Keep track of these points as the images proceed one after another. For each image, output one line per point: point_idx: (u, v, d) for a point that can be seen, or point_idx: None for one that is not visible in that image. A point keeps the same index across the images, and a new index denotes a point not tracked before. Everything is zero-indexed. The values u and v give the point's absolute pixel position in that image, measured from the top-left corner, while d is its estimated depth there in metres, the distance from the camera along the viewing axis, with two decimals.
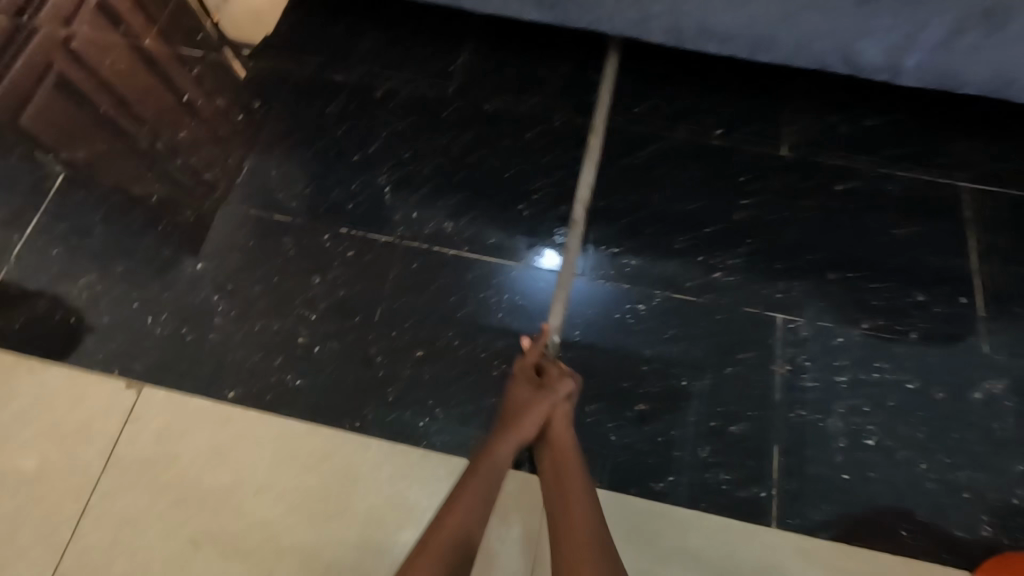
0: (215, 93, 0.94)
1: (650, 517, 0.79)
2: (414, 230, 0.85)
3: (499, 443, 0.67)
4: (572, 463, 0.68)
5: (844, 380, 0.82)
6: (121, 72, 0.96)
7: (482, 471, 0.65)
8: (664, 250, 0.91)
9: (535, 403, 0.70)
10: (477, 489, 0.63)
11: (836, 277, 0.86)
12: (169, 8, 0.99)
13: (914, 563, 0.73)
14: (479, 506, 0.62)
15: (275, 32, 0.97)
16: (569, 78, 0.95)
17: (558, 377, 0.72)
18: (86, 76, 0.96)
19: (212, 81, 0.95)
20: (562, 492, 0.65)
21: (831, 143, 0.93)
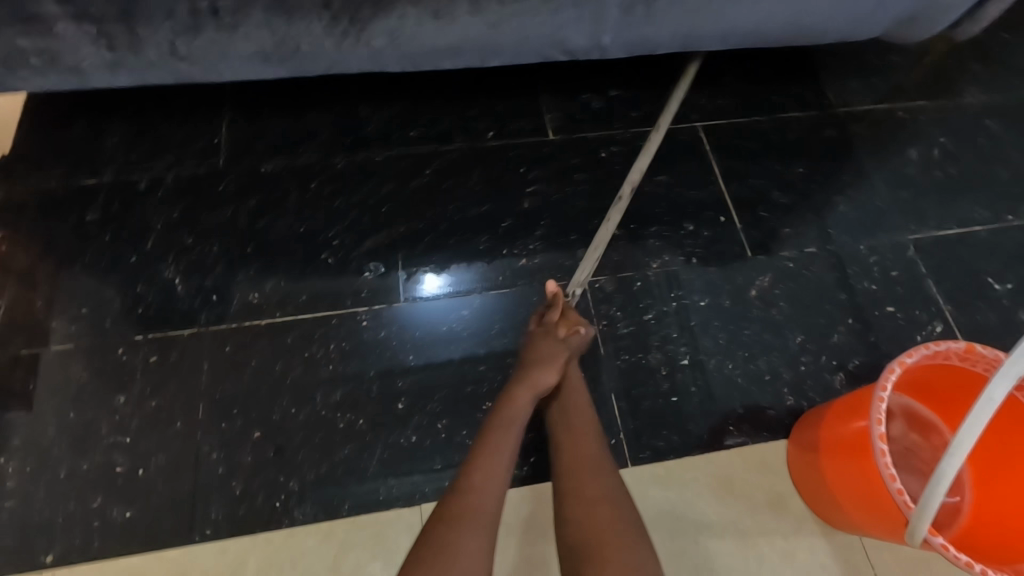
0: None
1: (522, 504, 0.81)
2: (220, 312, 0.89)
3: (525, 387, 0.73)
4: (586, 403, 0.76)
5: (651, 316, 0.93)
6: None
7: (506, 414, 0.71)
8: (472, 253, 0.96)
9: (559, 353, 0.77)
10: (506, 427, 0.69)
11: (622, 232, 1.00)
12: None
13: (745, 450, 0.85)
14: (509, 445, 0.68)
15: (18, 166, 0.97)
16: (346, 129, 1.03)
17: (575, 330, 0.81)
18: None
19: None
20: (581, 427, 0.73)
21: (587, 119, 1.08)
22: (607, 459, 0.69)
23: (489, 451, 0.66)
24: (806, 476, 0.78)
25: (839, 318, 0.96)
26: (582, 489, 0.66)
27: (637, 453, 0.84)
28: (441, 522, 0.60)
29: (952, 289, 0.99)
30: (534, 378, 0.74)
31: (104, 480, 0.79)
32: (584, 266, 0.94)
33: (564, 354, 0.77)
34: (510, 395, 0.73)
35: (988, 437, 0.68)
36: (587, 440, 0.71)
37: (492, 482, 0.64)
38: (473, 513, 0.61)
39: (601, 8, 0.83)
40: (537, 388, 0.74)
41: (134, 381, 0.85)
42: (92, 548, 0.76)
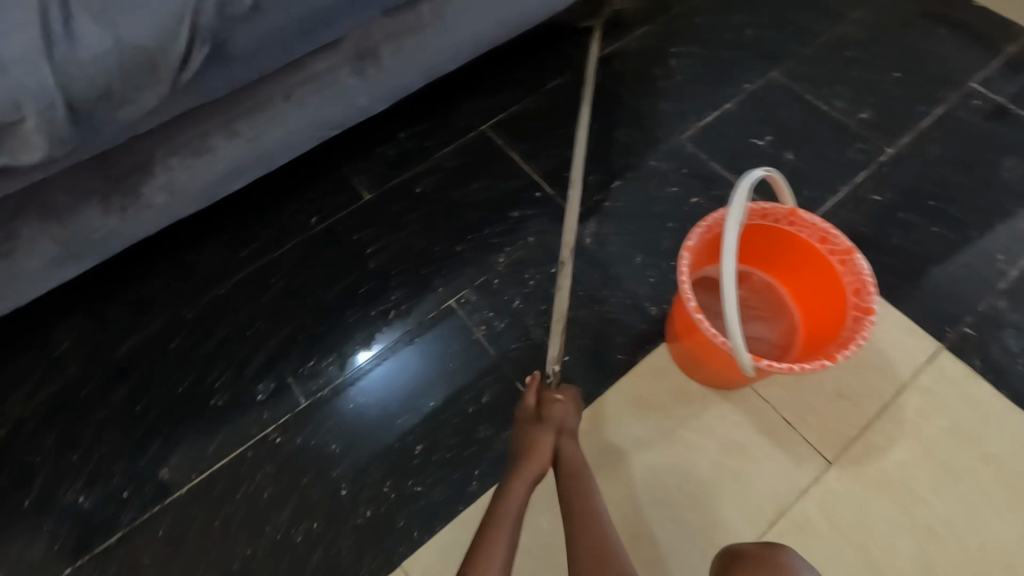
0: None
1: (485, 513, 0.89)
2: (138, 504, 0.90)
3: (524, 479, 0.78)
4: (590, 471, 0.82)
5: (519, 302, 1.04)
6: None
7: (507, 508, 0.75)
8: (347, 329, 1.03)
9: (543, 434, 0.82)
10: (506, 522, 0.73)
11: (463, 245, 1.10)
12: None
13: (638, 367, 0.97)
14: (507, 537, 0.72)
15: None
16: (179, 281, 1.06)
17: (561, 403, 0.86)
18: None
19: None
20: (588, 499, 0.77)
21: (390, 167, 1.17)
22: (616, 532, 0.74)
23: (489, 545, 0.71)
24: (692, 368, 0.92)
25: (661, 225, 1.11)
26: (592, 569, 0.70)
27: None
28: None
29: (732, 161, 1.19)
30: (529, 470, 0.79)
31: None
32: (553, 341, 0.95)
33: (548, 434, 0.82)
34: (509, 489, 0.77)
35: (802, 270, 0.84)
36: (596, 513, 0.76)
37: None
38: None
39: (339, 82, 0.92)
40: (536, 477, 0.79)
41: None
42: None
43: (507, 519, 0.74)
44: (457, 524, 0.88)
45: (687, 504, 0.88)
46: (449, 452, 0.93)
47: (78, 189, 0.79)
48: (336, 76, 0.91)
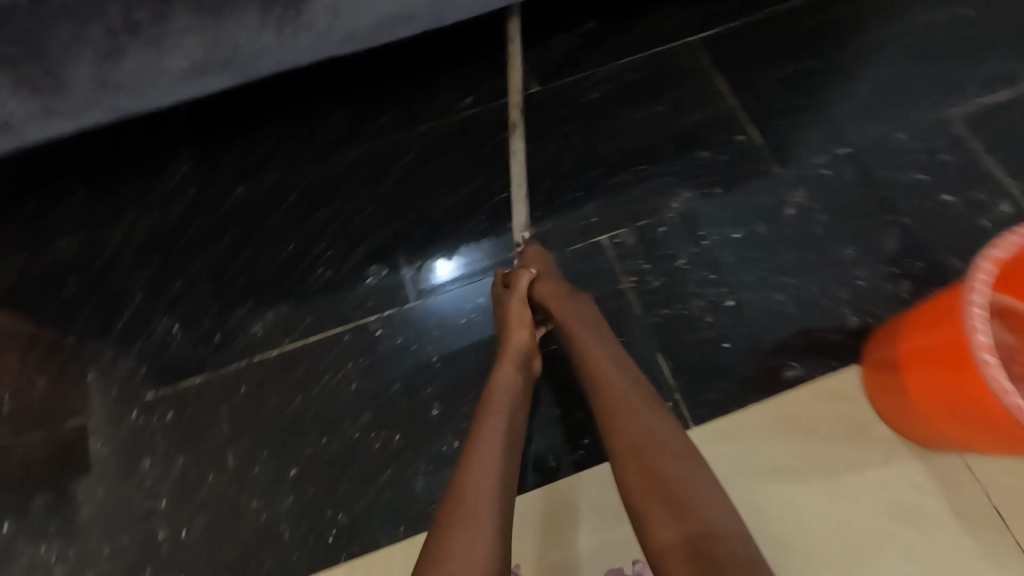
0: None
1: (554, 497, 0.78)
2: (225, 354, 0.84)
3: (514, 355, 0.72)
4: (585, 323, 0.74)
5: (683, 262, 0.84)
6: None
7: (497, 384, 0.69)
8: (474, 235, 0.88)
9: (516, 306, 0.76)
10: (491, 406, 0.67)
11: (630, 176, 0.90)
12: None
13: (812, 386, 0.77)
14: (498, 423, 0.65)
15: None
16: (310, 132, 0.95)
17: (533, 269, 0.78)
18: None
19: None
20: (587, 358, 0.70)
21: (566, 61, 0.97)
22: (634, 384, 0.67)
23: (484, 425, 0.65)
24: (886, 398, 0.72)
25: (889, 219, 0.85)
26: (617, 427, 0.63)
27: (696, 412, 0.77)
28: (451, 506, 0.58)
29: (1010, 160, 0.88)
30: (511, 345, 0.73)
31: (152, 550, 0.75)
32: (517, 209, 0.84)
33: (517, 301, 0.76)
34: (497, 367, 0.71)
35: None
36: (603, 369, 0.68)
37: (496, 458, 0.62)
38: (467, 522, 0.57)
39: None
40: (521, 353, 0.73)
41: (157, 443, 0.80)
42: None
43: (499, 397, 0.68)
44: (524, 499, 0.78)
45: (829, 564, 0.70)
46: None
47: None
48: None
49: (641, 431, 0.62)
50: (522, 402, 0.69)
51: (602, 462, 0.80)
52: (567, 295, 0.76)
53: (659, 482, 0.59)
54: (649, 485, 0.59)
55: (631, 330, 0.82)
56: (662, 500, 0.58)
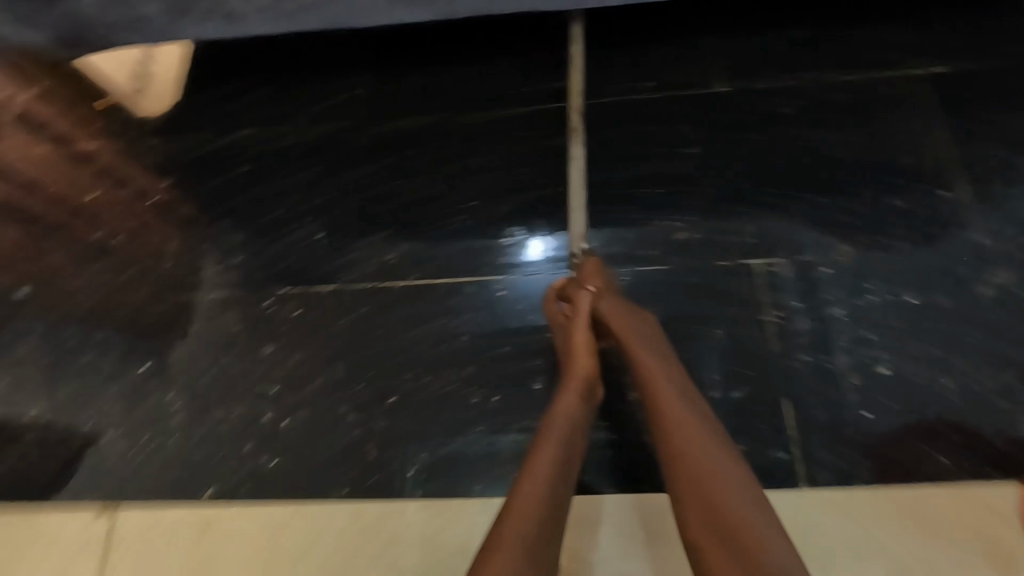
0: (135, 184, 0.98)
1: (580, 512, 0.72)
2: (357, 271, 0.87)
3: (576, 385, 0.68)
4: (652, 351, 0.69)
5: (841, 312, 0.77)
6: (43, 185, 1.00)
7: (557, 413, 0.66)
8: (620, 223, 0.85)
9: (580, 329, 0.72)
10: (551, 434, 0.64)
11: (805, 205, 0.83)
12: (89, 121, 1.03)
13: (959, 490, 0.68)
14: (551, 451, 0.63)
15: (179, 112, 1.02)
16: (484, 81, 0.95)
17: (593, 284, 0.73)
18: (11, 197, 0.99)
19: (130, 173, 0.99)
20: (652, 388, 0.66)
21: (764, 68, 0.91)
22: (700, 422, 0.63)
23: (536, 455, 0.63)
24: None
25: None
26: (679, 469, 0.60)
27: (814, 473, 0.70)
28: (500, 535, 0.58)
29: None
30: (574, 371, 0.69)
31: (254, 427, 0.80)
32: (575, 214, 0.78)
33: (580, 323, 0.72)
34: (557, 396, 0.68)
35: None
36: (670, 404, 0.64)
37: (544, 501, 0.60)
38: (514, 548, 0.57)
39: None
40: (583, 379, 0.69)
41: (279, 333, 0.85)
42: (242, 492, 0.77)
43: (555, 431, 0.65)
44: None
45: None
46: None
47: None
48: None
49: (694, 475, 0.59)
50: (580, 434, 0.66)
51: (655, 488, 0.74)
52: (628, 315, 0.71)
53: (711, 531, 0.56)
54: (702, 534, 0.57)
55: (761, 366, 0.75)
56: (713, 551, 0.55)
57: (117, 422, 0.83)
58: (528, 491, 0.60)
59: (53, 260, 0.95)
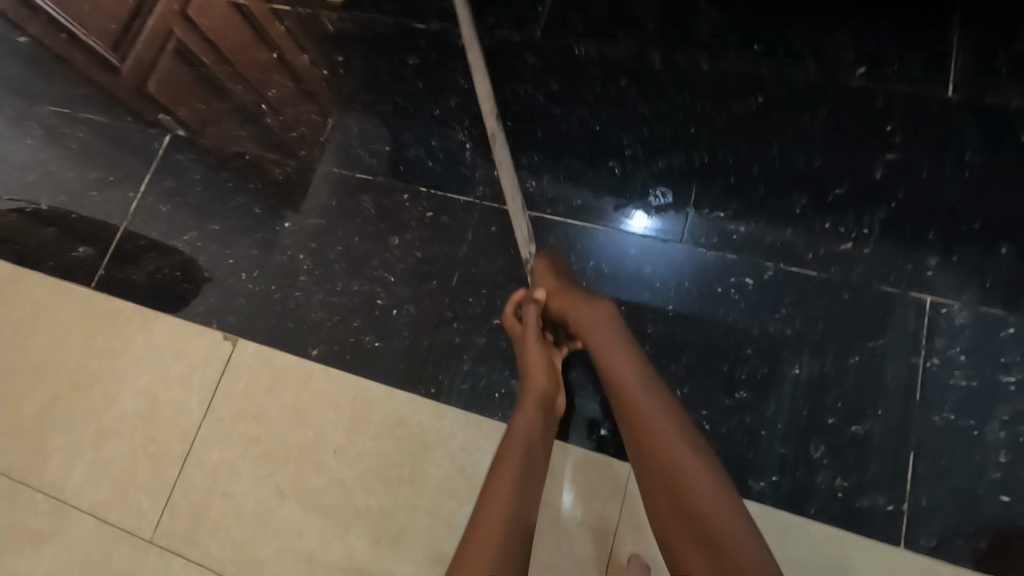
0: (306, 50, 1.02)
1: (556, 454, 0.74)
2: (493, 189, 0.87)
3: (535, 395, 0.66)
4: (611, 333, 0.65)
5: (1013, 381, 0.67)
6: (228, 36, 1.06)
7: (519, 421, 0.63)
8: (781, 215, 0.78)
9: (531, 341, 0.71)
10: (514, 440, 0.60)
11: (1010, 251, 0.71)
12: None
13: None
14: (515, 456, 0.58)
15: None
16: (678, 22, 0.87)
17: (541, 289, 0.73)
18: (198, 41, 1.06)
19: (304, 38, 1.03)
20: (611, 368, 0.62)
21: (1016, 80, 0.76)
22: (660, 396, 0.59)
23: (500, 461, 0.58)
24: None
25: None
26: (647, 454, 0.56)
27: (920, 536, 0.64)
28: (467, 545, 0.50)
29: None
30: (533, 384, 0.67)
31: (366, 307, 0.85)
32: (517, 223, 0.82)
33: (533, 329, 0.72)
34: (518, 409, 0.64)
35: None
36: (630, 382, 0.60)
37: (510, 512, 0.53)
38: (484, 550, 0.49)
39: None
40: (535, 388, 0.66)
41: (407, 228, 0.88)
42: (343, 360, 0.83)
43: (517, 443, 0.60)
44: None
45: None
46: (762, 429, 0.70)
47: None
48: None
49: (662, 460, 0.55)
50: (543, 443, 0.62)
51: None
52: (586, 304, 0.68)
53: (693, 531, 0.51)
54: (683, 535, 0.52)
55: (895, 408, 0.68)
56: (695, 551, 0.50)
57: (252, 266, 0.91)
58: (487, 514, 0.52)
59: (228, 107, 1.03)
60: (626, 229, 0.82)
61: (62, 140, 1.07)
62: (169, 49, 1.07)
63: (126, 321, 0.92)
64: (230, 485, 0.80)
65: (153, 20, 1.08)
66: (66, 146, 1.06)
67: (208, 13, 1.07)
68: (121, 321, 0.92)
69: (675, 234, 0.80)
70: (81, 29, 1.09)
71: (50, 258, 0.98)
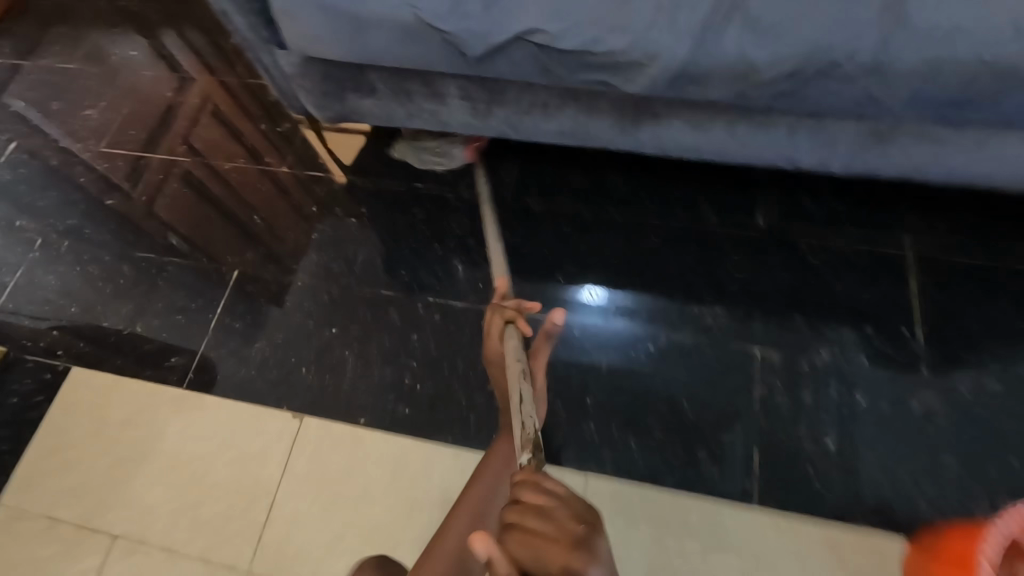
0: (333, 204, 1.43)
1: None
2: (481, 297, 1.28)
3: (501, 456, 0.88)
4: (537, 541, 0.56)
5: (810, 398, 1.09)
6: (263, 194, 1.48)
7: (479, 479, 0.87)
8: (668, 303, 1.22)
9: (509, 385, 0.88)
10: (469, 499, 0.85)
11: (803, 318, 1.16)
12: (298, 154, 1.52)
13: (863, 534, 0.99)
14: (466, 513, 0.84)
15: (375, 159, 1.47)
16: (592, 183, 1.35)
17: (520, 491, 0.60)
18: (235, 197, 1.49)
19: (330, 195, 1.44)
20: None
21: (794, 212, 1.25)
22: None
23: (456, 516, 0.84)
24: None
25: (999, 453, 1.02)
26: None
27: (766, 501, 1.03)
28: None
29: None
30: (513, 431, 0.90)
31: (398, 385, 1.21)
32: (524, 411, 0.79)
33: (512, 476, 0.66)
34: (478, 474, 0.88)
35: None
36: None
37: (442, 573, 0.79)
38: None
39: (832, 143, 1.01)
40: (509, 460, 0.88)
41: (424, 327, 1.26)
42: (385, 425, 1.18)
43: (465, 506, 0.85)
44: None
45: None
46: (669, 443, 1.10)
47: (615, 107, 1.07)
48: (836, 137, 1.00)
49: None
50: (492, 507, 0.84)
51: (613, 476, 1.08)
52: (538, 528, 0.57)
53: None
54: None
55: (746, 422, 1.09)
56: None
57: (310, 362, 1.26)
58: (431, 571, 0.80)
59: (278, 247, 1.40)
60: (588, 302, 1.24)
61: (150, 278, 1.42)
62: (210, 202, 1.50)
63: (213, 411, 1.24)
64: (307, 523, 1.11)
65: (218, 188, 1.52)
66: (154, 283, 1.41)
67: (240, 178, 1.52)
68: (208, 410, 1.24)
69: (605, 303, 1.23)
70: (173, 200, 1.53)
71: (149, 368, 1.31)
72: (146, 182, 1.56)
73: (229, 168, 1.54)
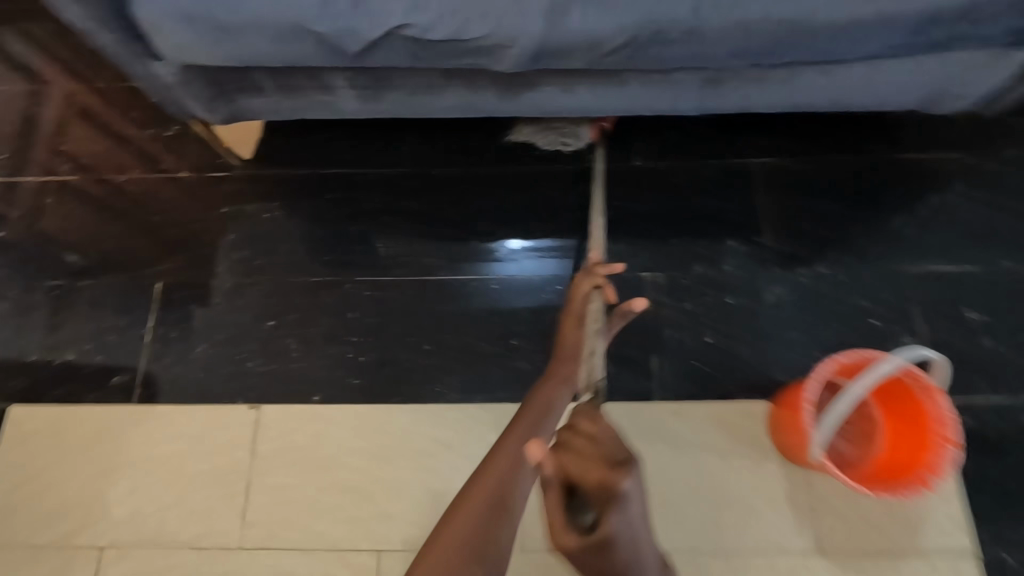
0: (243, 202, 1.46)
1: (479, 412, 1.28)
2: (404, 268, 1.40)
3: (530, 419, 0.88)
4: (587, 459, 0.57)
5: (690, 305, 1.33)
6: (167, 201, 1.48)
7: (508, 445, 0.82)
8: (567, 246, 1.39)
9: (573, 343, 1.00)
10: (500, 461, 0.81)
11: (679, 241, 1.38)
12: (194, 156, 1.51)
13: (737, 403, 1.27)
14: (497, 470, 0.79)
15: (276, 151, 1.50)
16: (488, 146, 1.47)
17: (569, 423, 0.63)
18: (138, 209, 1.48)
19: (238, 193, 1.47)
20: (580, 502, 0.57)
21: (664, 150, 1.44)
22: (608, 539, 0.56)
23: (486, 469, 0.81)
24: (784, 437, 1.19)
25: (829, 322, 1.32)
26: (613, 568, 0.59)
27: (664, 393, 1.28)
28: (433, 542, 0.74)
29: (927, 310, 1.32)
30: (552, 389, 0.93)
31: (343, 360, 1.33)
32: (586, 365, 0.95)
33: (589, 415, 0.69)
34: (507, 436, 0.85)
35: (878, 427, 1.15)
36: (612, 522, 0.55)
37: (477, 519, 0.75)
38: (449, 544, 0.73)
39: (677, 91, 1.19)
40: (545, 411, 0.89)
41: (356, 305, 1.37)
42: (339, 397, 1.31)
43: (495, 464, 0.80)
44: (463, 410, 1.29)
45: (705, 497, 1.22)
46: None
47: (492, 80, 1.18)
48: (679, 86, 1.17)
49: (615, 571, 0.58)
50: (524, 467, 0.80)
51: None
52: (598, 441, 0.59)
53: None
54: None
55: (643, 335, 1.32)
56: None
57: (255, 356, 1.35)
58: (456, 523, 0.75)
59: (196, 253, 1.43)
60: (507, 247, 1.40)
61: (68, 304, 1.41)
62: (111, 217, 1.48)
63: (169, 417, 1.31)
64: (286, 495, 1.25)
65: (116, 201, 1.49)
66: (74, 309, 1.41)
67: (138, 187, 1.50)
68: (165, 417, 1.31)
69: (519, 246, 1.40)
70: (70, 221, 1.49)
71: (93, 391, 1.34)
72: (34, 206, 1.50)
73: (123, 180, 1.51)
